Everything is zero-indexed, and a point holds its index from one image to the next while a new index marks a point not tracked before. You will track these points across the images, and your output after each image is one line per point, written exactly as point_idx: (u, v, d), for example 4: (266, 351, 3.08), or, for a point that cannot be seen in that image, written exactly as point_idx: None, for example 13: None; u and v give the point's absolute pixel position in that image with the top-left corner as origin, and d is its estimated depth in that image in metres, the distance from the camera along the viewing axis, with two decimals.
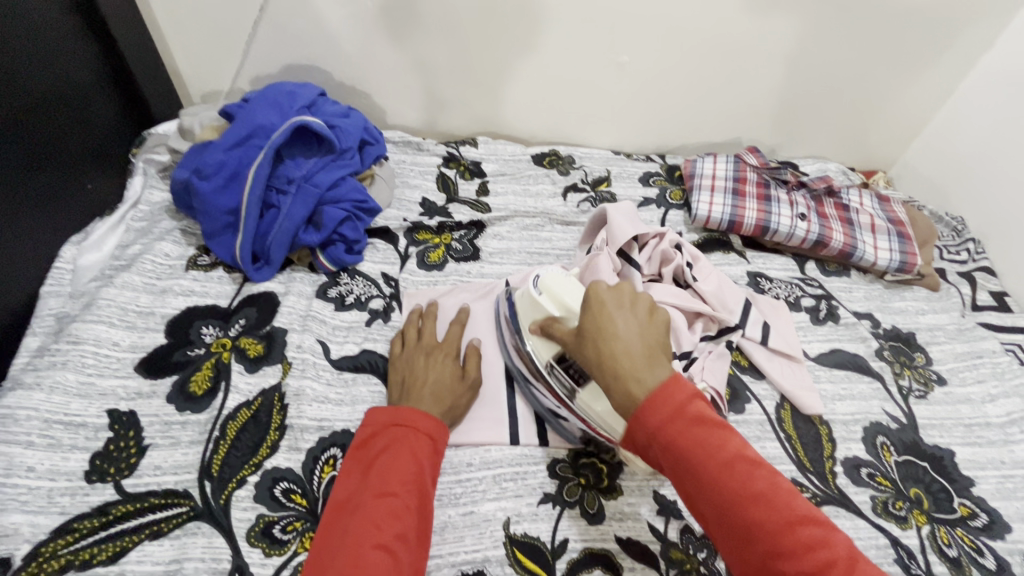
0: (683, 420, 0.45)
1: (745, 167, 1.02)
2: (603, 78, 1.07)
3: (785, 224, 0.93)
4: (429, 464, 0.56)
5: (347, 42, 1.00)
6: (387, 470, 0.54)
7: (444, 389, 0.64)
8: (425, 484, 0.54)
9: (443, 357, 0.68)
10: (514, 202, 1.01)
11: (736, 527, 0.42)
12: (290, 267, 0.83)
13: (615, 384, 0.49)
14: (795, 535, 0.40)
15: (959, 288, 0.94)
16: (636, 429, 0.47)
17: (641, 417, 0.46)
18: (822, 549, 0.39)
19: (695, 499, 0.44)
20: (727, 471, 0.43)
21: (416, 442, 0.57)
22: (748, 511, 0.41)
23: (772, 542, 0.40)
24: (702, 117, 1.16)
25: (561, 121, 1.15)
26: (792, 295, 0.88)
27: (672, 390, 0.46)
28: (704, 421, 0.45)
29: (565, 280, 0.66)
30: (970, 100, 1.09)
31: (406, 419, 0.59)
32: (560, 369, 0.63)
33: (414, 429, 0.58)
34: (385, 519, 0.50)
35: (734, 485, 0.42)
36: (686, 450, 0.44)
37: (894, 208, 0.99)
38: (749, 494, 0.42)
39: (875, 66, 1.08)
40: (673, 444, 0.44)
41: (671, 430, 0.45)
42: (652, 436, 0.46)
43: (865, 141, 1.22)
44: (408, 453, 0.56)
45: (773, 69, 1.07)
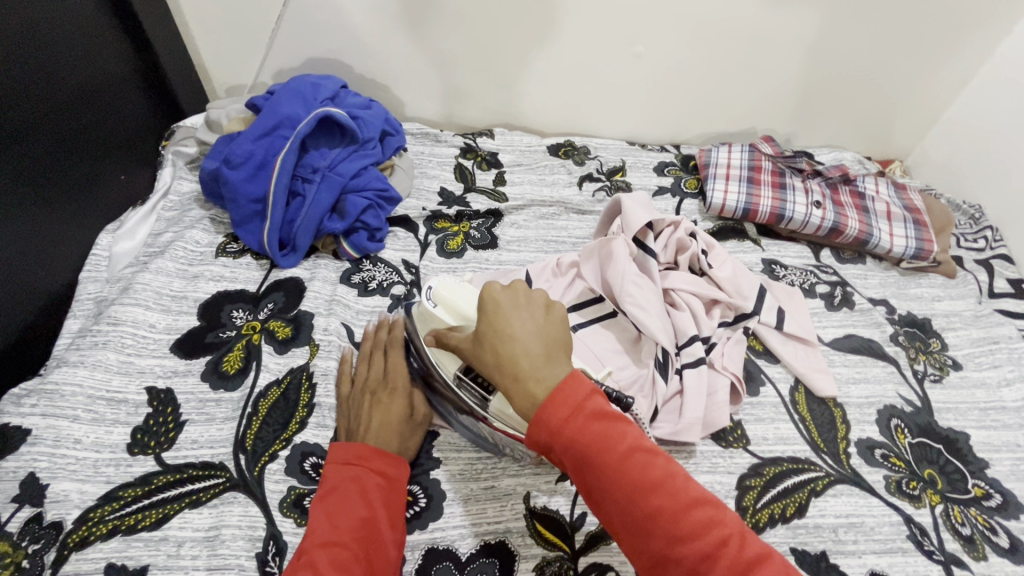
0: (580, 416, 0.46)
1: (760, 156, 1.03)
2: (619, 69, 1.08)
3: (800, 211, 0.94)
4: (382, 501, 0.55)
5: (368, 35, 1.03)
6: (336, 515, 0.52)
7: (388, 433, 0.61)
8: (376, 529, 0.52)
9: (391, 391, 0.64)
10: (530, 191, 1.03)
11: (635, 520, 0.43)
12: (315, 254, 0.86)
13: (517, 390, 0.49)
14: (688, 519, 0.41)
15: (976, 275, 0.94)
16: (538, 431, 0.47)
17: (541, 417, 0.46)
18: (715, 528, 0.41)
19: (598, 498, 0.45)
20: (625, 464, 0.44)
21: (366, 482, 0.56)
22: (649, 499, 0.43)
23: (670, 529, 0.41)
24: (717, 108, 1.16)
25: (577, 112, 1.17)
26: (806, 282, 0.89)
27: (573, 385, 0.47)
28: (601, 416, 0.46)
29: (460, 287, 0.63)
30: (989, 88, 1.08)
31: (360, 457, 0.57)
32: (468, 381, 0.60)
33: (366, 468, 0.57)
34: (330, 570, 0.47)
35: (633, 475, 0.43)
36: (588, 449, 0.44)
37: (911, 196, 1.00)
38: (647, 484, 0.43)
39: (891, 55, 1.08)
40: (574, 440, 0.45)
41: (569, 429, 0.45)
42: (551, 437, 0.46)
43: (880, 131, 1.22)
44: (357, 494, 0.54)
45: (790, 59, 1.08)
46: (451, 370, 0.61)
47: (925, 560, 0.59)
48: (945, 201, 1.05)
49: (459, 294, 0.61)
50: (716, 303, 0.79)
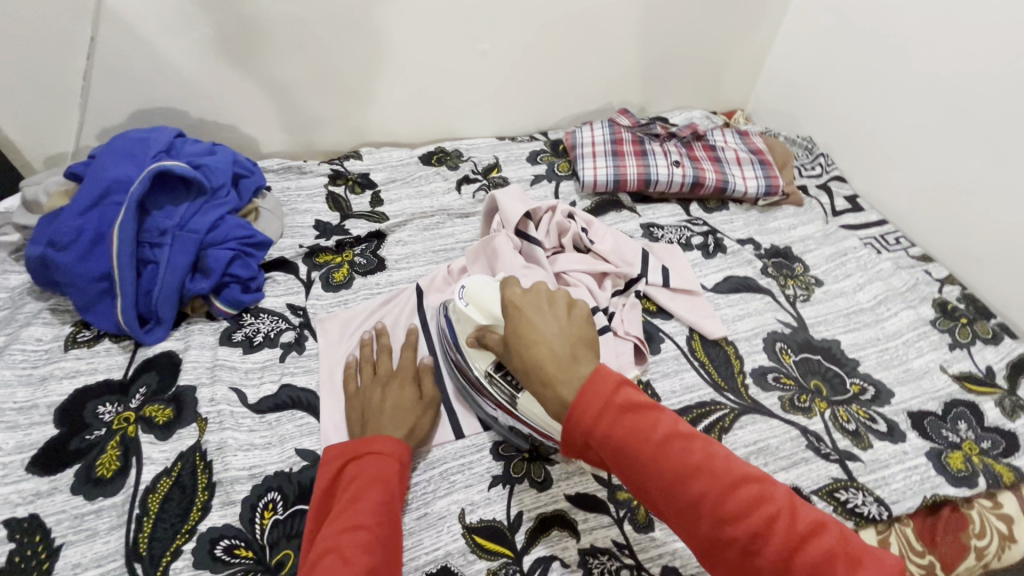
0: (609, 412, 0.45)
1: (620, 129, 1.10)
2: (470, 68, 1.09)
3: (663, 172, 1.00)
4: (397, 489, 0.55)
5: (199, 74, 0.95)
6: (358, 501, 0.52)
7: (402, 414, 0.63)
8: (393, 514, 0.53)
9: (401, 383, 0.67)
10: (410, 206, 1.02)
11: (684, 511, 0.42)
12: (186, 321, 0.78)
13: (545, 390, 0.50)
14: (741, 496, 0.40)
15: (820, 199, 1.05)
16: (570, 433, 0.46)
17: (574, 415, 0.46)
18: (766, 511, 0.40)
19: (636, 484, 0.44)
20: (663, 452, 0.43)
21: (385, 469, 0.56)
22: (693, 488, 0.42)
23: (717, 511, 0.41)
24: (572, 90, 1.21)
25: (441, 118, 1.16)
26: (682, 237, 0.95)
27: (597, 378, 0.47)
28: (634, 407, 0.45)
29: (491, 286, 0.65)
30: (793, 33, 1.22)
31: (371, 446, 0.57)
32: (498, 378, 0.64)
33: (381, 454, 0.57)
34: (357, 553, 0.47)
35: (676, 464, 0.42)
36: (620, 441, 0.44)
37: (754, 140, 1.09)
38: (689, 470, 0.42)
39: (710, 17, 1.19)
40: (608, 435, 0.45)
41: (603, 425, 0.45)
42: (587, 435, 0.45)
43: (719, 87, 1.33)
44: (375, 482, 0.54)
45: (626, 32, 1.14)
46: (484, 366, 0.65)
47: (824, 462, 0.65)
48: (783, 139, 1.16)
49: (490, 292, 0.63)
50: (606, 275, 0.82)
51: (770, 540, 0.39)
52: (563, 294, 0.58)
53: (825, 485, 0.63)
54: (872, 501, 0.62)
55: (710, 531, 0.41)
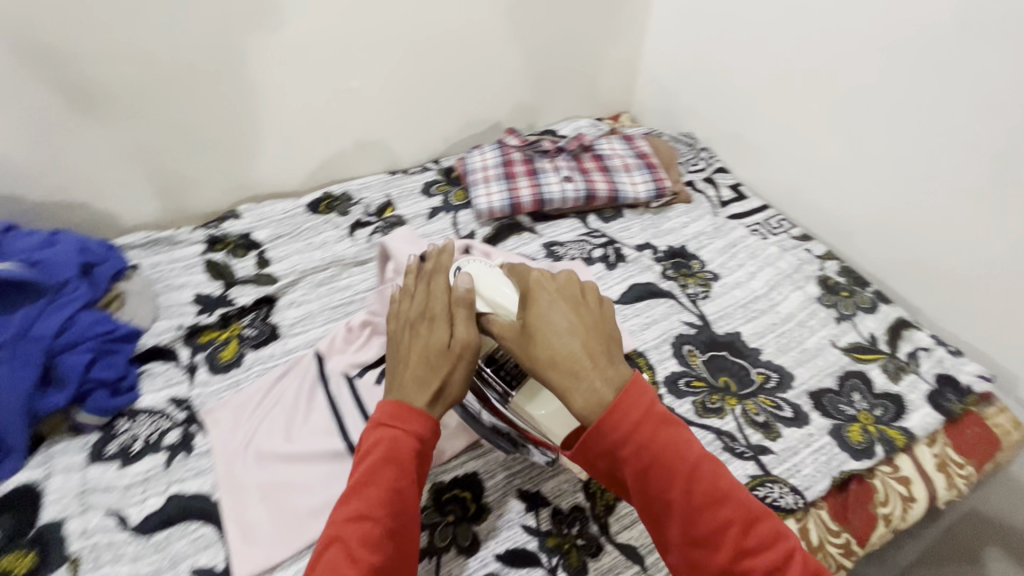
0: (650, 425, 0.48)
1: (510, 150, 1.10)
2: (344, 107, 1.05)
3: (556, 190, 1.00)
4: (412, 469, 0.52)
5: (28, 154, 0.84)
6: (369, 486, 0.50)
7: (429, 369, 0.56)
8: (405, 503, 0.50)
9: (431, 326, 0.59)
10: (300, 261, 0.95)
11: (703, 536, 0.45)
12: (45, 444, 0.68)
13: (573, 386, 0.50)
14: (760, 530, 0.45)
15: (707, 193, 1.09)
16: (600, 439, 0.48)
17: (610, 422, 0.47)
18: (780, 546, 0.45)
19: (659, 498, 0.46)
20: (698, 473, 0.46)
21: (400, 448, 0.52)
22: (719, 512, 0.45)
23: (739, 541, 0.44)
24: (457, 115, 1.19)
25: (324, 162, 1.10)
26: (584, 252, 0.95)
27: (634, 393, 0.49)
28: (670, 426, 0.48)
29: (494, 274, 0.62)
30: (658, 36, 1.28)
31: (394, 418, 0.53)
32: (490, 373, 0.61)
33: (403, 430, 0.53)
34: (360, 548, 0.46)
35: (708, 486, 0.46)
36: (659, 451, 0.46)
37: (639, 143, 1.12)
38: (718, 496, 0.46)
39: (578, 28, 1.21)
40: (644, 446, 0.47)
41: (641, 435, 0.47)
42: (622, 443, 0.47)
43: (601, 93, 1.36)
44: (385, 466, 0.51)
45: (499, 52, 1.14)
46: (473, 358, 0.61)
47: (740, 462, 0.67)
48: (666, 138, 1.20)
49: (495, 281, 0.61)
50: None
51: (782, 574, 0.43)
52: (591, 288, 0.58)
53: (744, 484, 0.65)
54: (788, 491, 0.64)
55: (728, 558, 0.44)
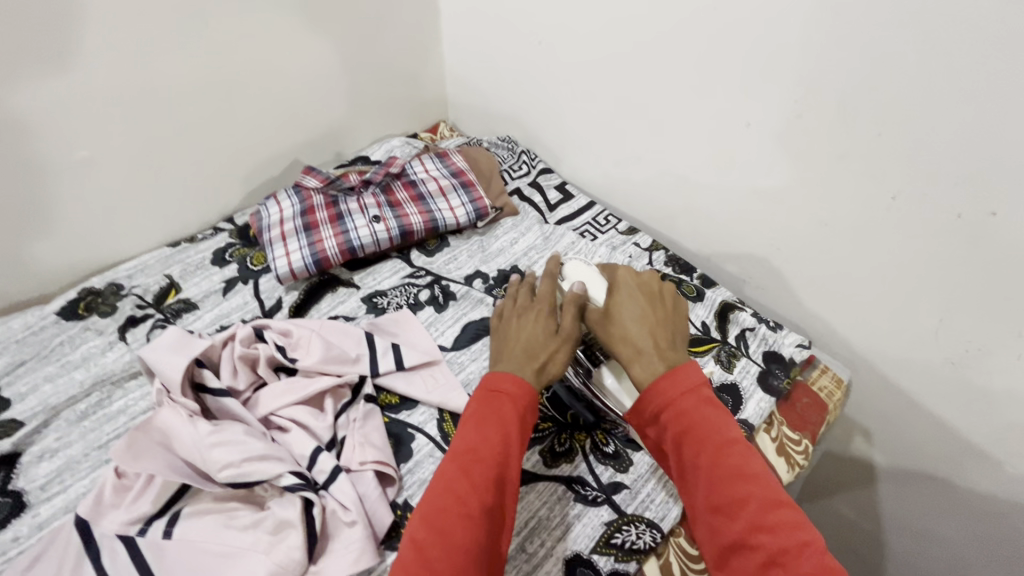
0: (683, 404, 0.52)
1: (309, 194, 0.95)
2: (68, 186, 0.84)
3: (365, 234, 0.88)
4: (522, 429, 0.53)
5: None
6: (479, 439, 0.51)
7: (538, 344, 0.61)
8: (514, 467, 0.51)
9: (537, 313, 0.65)
10: (51, 392, 0.75)
11: (725, 505, 0.47)
12: None
13: (639, 361, 0.57)
14: (776, 514, 0.45)
15: (533, 200, 1.04)
16: (650, 404, 0.54)
17: (658, 389, 0.54)
18: (795, 532, 0.45)
19: (687, 467, 0.50)
20: (728, 447, 0.49)
21: (510, 407, 0.54)
22: (739, 488, 0.47)
23: (756, 518, 0.45)
24: (239, 162, 1.01)
25: (71, 252, 0.89)
26: (409, 297, 0.86)
27: (684, 372, 0.54)
28: (710, 403, 0.53)
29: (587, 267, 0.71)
30: (454, 38, 1.18)
31: (502, 383, 0.56)
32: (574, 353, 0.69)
33: (506, 394, 0.55)
34: (476, 490, 0.48)
35: (732, 461, 0.49)
36: (696, 421, 0.51)
37: (454, 160, 1.03)
38: (744, 471, 0.48)
39: (361, 42, 1.07)
40: (682, 415, 0.52)
41: (681, 404, 0.52)
42: (663, 410, 0.53)
43: (413, 106, 1.25)
44: (497, 422, 0.52)
45: (269, 84, 0.98)
46: None
47: (594, 509, 0.62)
48: (485, 146, 1.13)
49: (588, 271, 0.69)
50: (326, 391, 0.71)
51: (792, 558, 0.43)
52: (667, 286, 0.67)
53: (601, 535, 0.60)
54: (644, 528, 0.61)
55: (742, 532, 0.45)
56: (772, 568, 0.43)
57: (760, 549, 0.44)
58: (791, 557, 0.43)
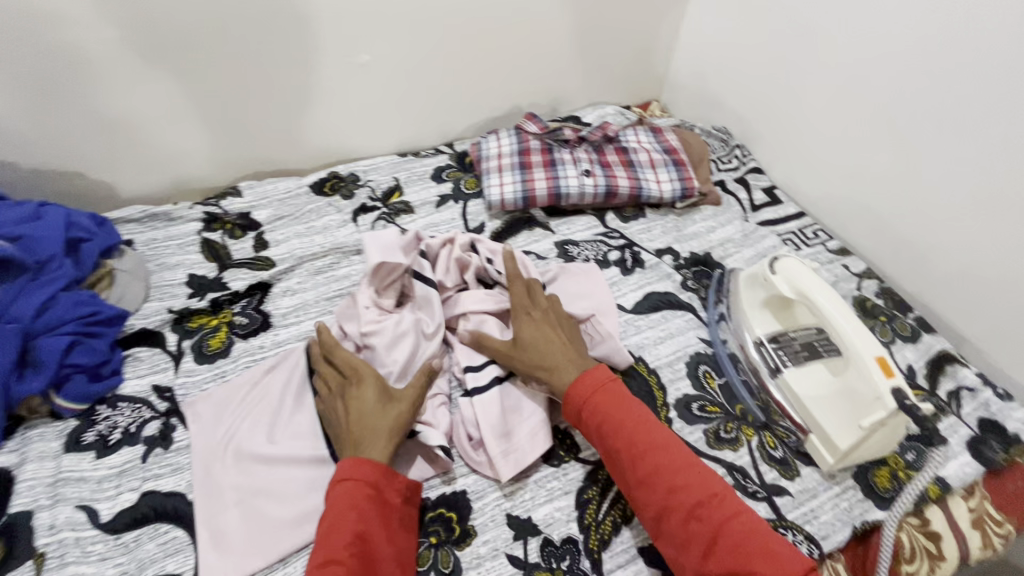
0: (607, 390, 0.59)
1: (528, 137, 1.01)
2: (350, 83, 0.98)
3: (574, 185, 0.93)
4: (375, 512, 0.54)
5: (19, 120, 0.80)
6: (352, 507, 0.53)
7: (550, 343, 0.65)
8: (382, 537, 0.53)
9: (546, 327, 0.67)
10: (298, 246, 0.90)
11: (642, 479, 0.54)
12: (23, 428, 0.65)
13: (553, 374, 0.63)
14: (685, 479, 0.53)
15: (737, 195, 1.01)
16: (569, 399, 0.60)
17: (575, 384, 0.60)
18: (707, 488, 0.52)
19: (610, 453, 0.57)
20: (639, 427, 0.56)
21: (358, 494, 0.54)
22: (655, 458, 0.54)
23: (671, 483, 0.53)
24: (474, 96, 1.11)
25: (330, 140, 1.04)
26: (599, 253, 0.88)
27: (593, 369, 0.61)
28: (615, 389, 0.60)
29: (804, 272, 0.67)
30: (699, 19, 1.17)
31: (351, 472, 0.55)
32: (769, 348, 0.70)
33: (357, 481, 0.55)
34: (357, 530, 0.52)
35: (642, 444, 0.55)
36: (609, 410, 0.58)
37: (668, 137, 1.04)
38: (654, 446, 0.55)
39: (612, 7, 1.11)
40: (598, 406, 0.58)
41: (596, 394, 0.59)
42: (582, 404, 0.59)
43: (632, 79, 1.26)
44: (351, 509, 0.53)
45: (523, 30, 1.05)
46: (757, 334, 0.72)
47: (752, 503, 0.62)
48: (698, 132, 1.11)
49: (806, 279, 0.66)
50: None
51: (705, 514, 0.51)
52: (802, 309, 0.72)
53: None
54: (802, 539, 0.59)
55: (663, 498, 0.53)
56: (693, 521, 0.51)
57: (680, 509, 0.52)
58: (704, 512, 0.51)
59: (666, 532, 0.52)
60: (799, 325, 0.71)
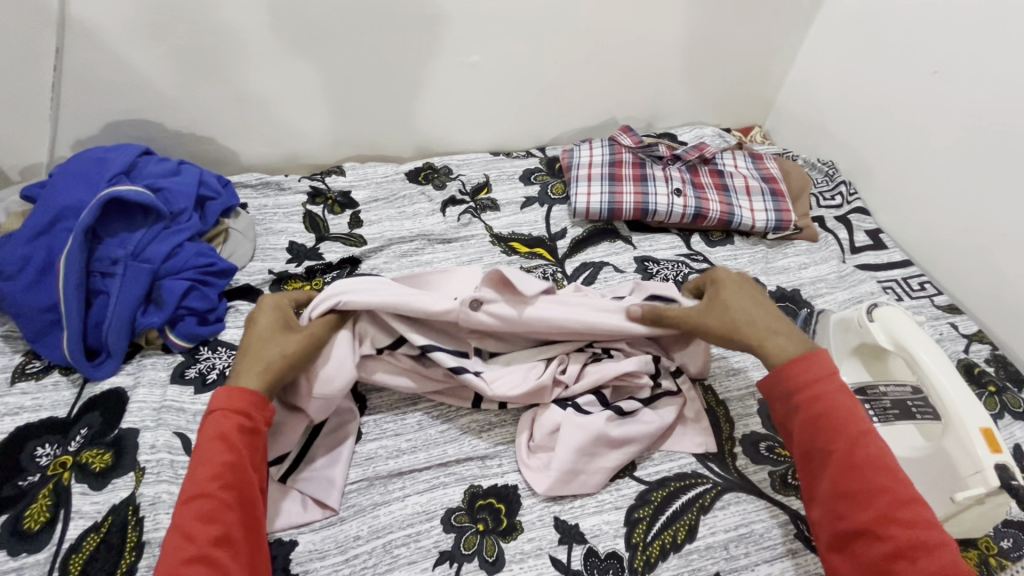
0: (829, 390, 0.55)
1: (621, 150, 1.01)
2: (457, 81, 1.02)
3: (662, 202, 0.92)
4: (244, 441, 0.53)
5: (172, 87, 0.91)
6: (213, 444, 0.52)
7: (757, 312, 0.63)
8: (247, 467, 0.52)
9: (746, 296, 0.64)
10: (389, 228, 0.96)
11: (852, 491, 0.50)
12: (139, 354, 0.74)
13: (765, 345, 0.60)
14: (903, 511, 0.48)
15: (836, 234, 0.96)
16: (785, 386, 0.57)
17: (797, 372, 0.56)
18: (929, 532, 0.46)
19: (821, 453, 0.53)
20: (861, 440, 0.52)
21: (226, 425, 0.53)
22: (875, 478, 0.50)
23: (887, 506, 0.48)
24: (572, 104, 1.13)
25: (430, 133, 1.10)
26: (679, 274, 0.87)
27: (818, 364, 0.56)
28: (843, 393, 0.55)
29: (907, 324, 0.63)
30: (819, 46, 1.11)
31: (221, 403, 0.54)
32: (853, 398, 0.65)
33: (226, 412, 0.53)
34: (218, 465, 0.50)
35: (861, 456, 0.51)
36: (832, 410, 0.53)
37: (768, 165, 1.00)
38: (875, 464, 0.50)
39: (726, 27, 1.08)
40: (820, 404, 0.54)
41: (817, 390, 0.55)
42: (799, 395, 0.56)
43: (735, 102, 1.23)
44: (216, 441, 0.52)
45: (632, 44, 1.06)
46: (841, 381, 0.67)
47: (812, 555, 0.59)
48: (801, 163, 1.06)
49: (906, 332, 0.62)
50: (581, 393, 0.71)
51: (919, 552, 0.46)
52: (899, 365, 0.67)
53: None
54: None
55: (872, 517, 0.48)
56: (901, 558, 0.46)
57: (889, 539, 0.47)
58: (920, 552, 0.45)
59: (858, 554, 0.49)
60: (892, 379, 0.66)
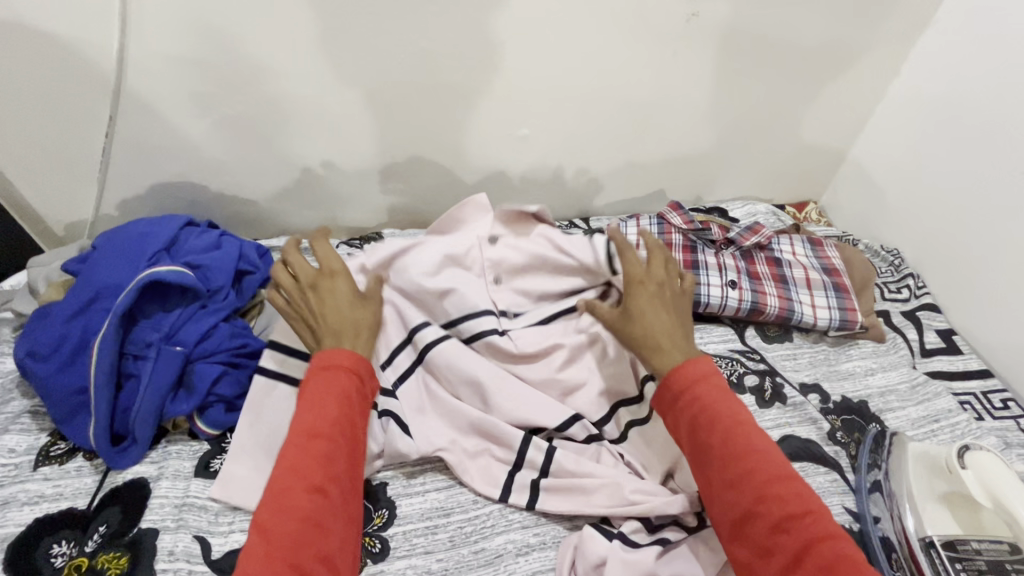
0: (701, 387, 0.60)
1: (671, 231, 0.95)
2: (505, 152, 1.00)
3: (716, 295, 0.86)
4: (358, 401, 0.60)
5: (220, 153, 0.91)
6: (321, 397, 0.58)
7: (657, 320, 0.67)
8: (356, 424, 0.58)
9: (652, 305, 0.68)
10: None
11: (731, 477, 0.53)
12: (165, 440, 0.71)
13: (655, 353, 0.64)
14: (778, 487, 0.51)
15: (905, 334, 0.89)
16: (669, 388, 0.61)
17: (678, 374, 0.61)
18: (800, 502, 0.50)
19: (702, 446, 0.56)
20: (735, 430, 0.55)
21: (347, 383, 0.60)
22: (748, 461, 0.53)
23: (760, 486, 0.52)
24: (619, 176, 1.09)
25: (473, 201, 1.08)
26: (733, 374, 0.80)
27: (696, 365, 0.61)
28: (719, 389, 0.60)
29: (1009, 477, 0.55)
30: (883, 128, 1.07)
31: (329, 360, 0.61)
32: (940, 553, 0.58)
33: (336, 368, 0.61)
34: (327, 411, 0.57)
35: (739, 443, 0.54)
36: (707, 404, 0.58)
37: (829, 254, 0.93)
38: (748, 450, 0.54)
39: (784, 106, 1.05)
40: (700, 403, 0.58)
41: (696, 388, 0.60)
42: (682, 392, 0.60)
43: (790, 179, 1.18)
44: (341, 397, 0.59)
45: (685, 120, 1.03)
46: (926, 531, 0.59)
47: None
48: (863, 250, 1.00)
49: (1007, 487, 0.54)
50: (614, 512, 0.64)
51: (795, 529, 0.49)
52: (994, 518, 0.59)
53: None
54: None
55: (750, 499, 0.52)
56: (780, 531, 0.49)
57: (766, 517, 0.50)
58: (795, 525, 0.49)
59: (749, 536, 0.51)
60: (986, 534, 0.58)
